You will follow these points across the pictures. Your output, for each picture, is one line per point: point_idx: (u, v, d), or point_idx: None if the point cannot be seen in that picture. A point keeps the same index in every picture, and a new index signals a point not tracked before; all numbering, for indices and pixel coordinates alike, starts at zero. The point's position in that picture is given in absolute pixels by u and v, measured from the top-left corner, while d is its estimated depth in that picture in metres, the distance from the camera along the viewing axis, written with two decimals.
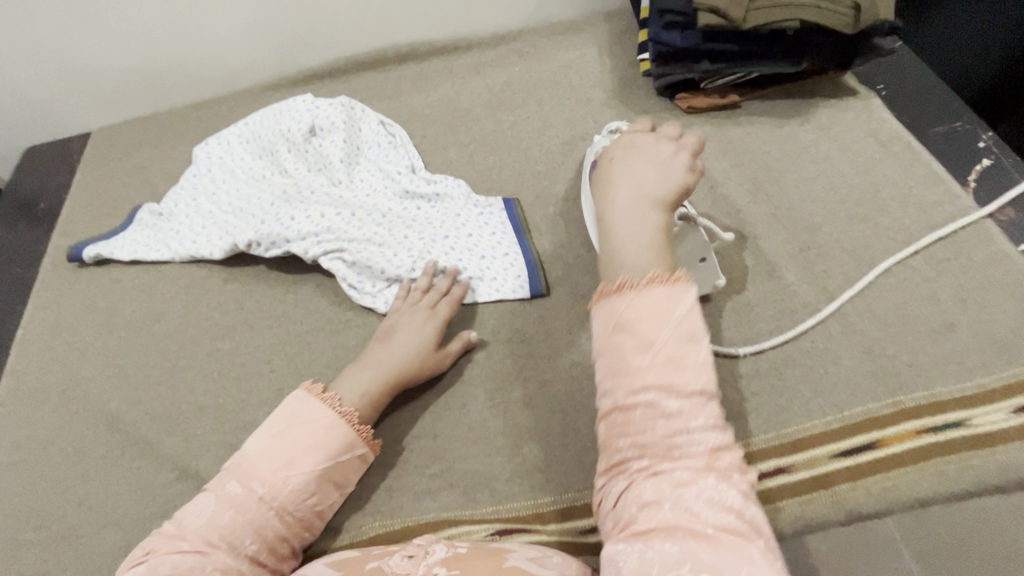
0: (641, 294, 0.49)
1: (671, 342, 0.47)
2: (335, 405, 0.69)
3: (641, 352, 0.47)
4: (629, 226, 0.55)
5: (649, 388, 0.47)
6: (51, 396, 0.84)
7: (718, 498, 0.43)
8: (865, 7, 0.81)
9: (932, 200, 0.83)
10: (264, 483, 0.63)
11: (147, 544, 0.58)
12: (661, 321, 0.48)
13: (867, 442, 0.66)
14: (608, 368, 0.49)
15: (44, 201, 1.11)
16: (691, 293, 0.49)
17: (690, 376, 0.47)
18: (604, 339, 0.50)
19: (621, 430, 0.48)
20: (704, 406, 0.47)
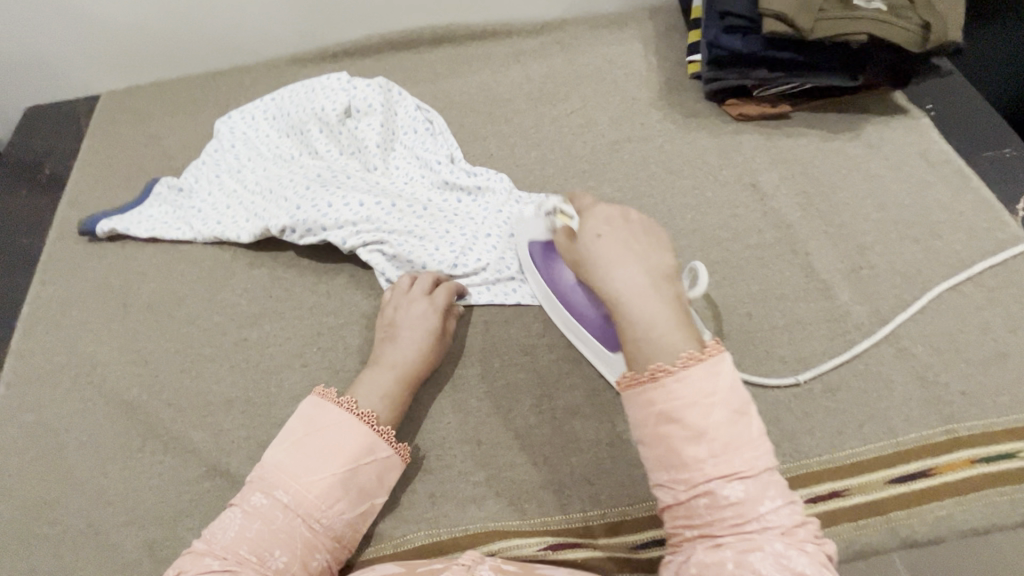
0: (681, 378, 0.46)
1: (723, 425, 0.46)
2: (352, 407, 0.66)
3: (693, 443, 0.45)
4: (642, 292, 0.50)
5: (710, 477, 0.45)
6: (63, 380, 0.79)
7: (787, 566, 0.42)
8: (935, 27, 0.80)
9: (983, 227, 0.83)
10: (288, 491, 0.59)
11: (174, 567, 0.54)
12: (705, 403, 0.46)
13: (922, 469, 0.66)
14: (657, 462, 0.47)
15: (49, 167, 1.04)
16: (728, 365, 0.47)
17: (747, 456, 0.45)
18: (647, 429, 0.47)
19: (685, 519, 0.46)
20: (767, 484, 0.45)
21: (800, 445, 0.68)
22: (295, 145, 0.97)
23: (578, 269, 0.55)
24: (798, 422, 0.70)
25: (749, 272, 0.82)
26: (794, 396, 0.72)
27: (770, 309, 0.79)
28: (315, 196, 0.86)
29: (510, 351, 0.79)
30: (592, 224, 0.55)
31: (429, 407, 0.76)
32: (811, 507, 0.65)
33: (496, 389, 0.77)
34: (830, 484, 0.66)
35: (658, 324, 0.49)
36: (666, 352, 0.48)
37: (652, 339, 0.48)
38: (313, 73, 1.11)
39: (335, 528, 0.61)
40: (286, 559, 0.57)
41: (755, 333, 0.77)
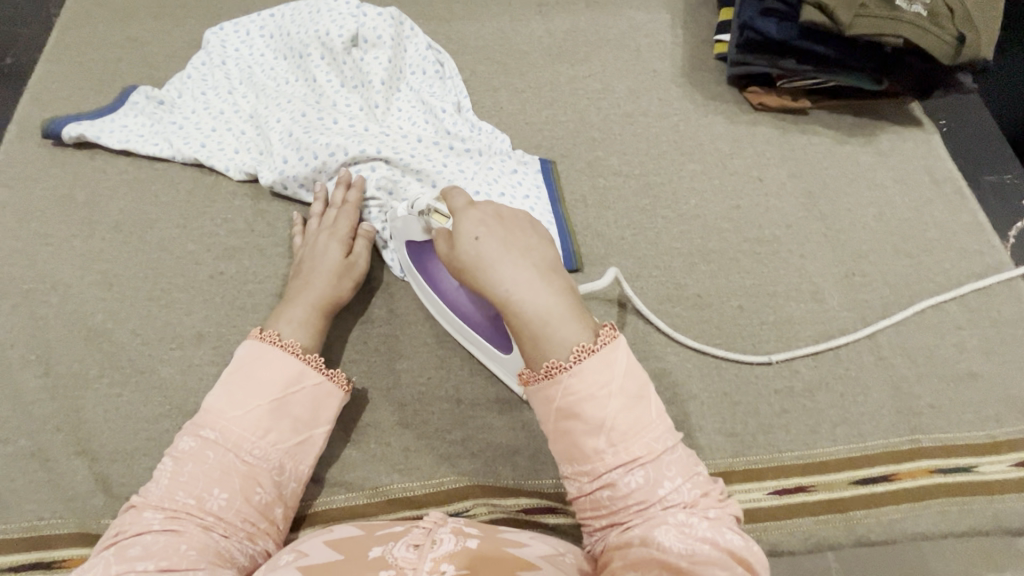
0: (575, 373, 0.47)
1: (620, 413, 0.47)
2: (274, 341, 0.62)
3: (594, 437, 0.47)
4: (529, 285, 0.49)
5: (614, 468, 0.46)
6: (14, 291, 0.73)
7: (687, 530, 0.44)
8: (969, 40, 0.78)
9: (973, 249, 0.85)
10: (216, 428, 0.57)
11: (113, 529, 0.52)
12: (601, 395, 0.47)
13: (884, 474, 0.69)
14: (563, 453, 0.49)
15: (12, 57, 0.94)
16: (621, 347, 0.48)
17: (646, 440, 0.47)
18: (550, 425, 0.49)
19: (596, 508, 0.48)
20: (667, 461, 0.47)
21: (775, 440, 0.70)
22: (292, 69, 0.90)
23: (478, 279, 0.51)
24: (775, 418, 0.71)
25: (746, 266, 0.82)
26: (775, 392, 0.73)
27: (762, 305, 0.79)
28: (309, 130, 0.81)
29: None
30: (482, 211, 0.53)
31: (412, 361, 0.72)
32: (776, 497, 0.68)
33: None
34: (798, 478, 0.68)
35: (555, 331, 0.48)
36: (558, 347, 0.48)
37: (551, 344, 0.48)
38: None
39: (272, 460, 0.59)
40: (225, 496, 0.56)
41: (745, 325, 0.77)
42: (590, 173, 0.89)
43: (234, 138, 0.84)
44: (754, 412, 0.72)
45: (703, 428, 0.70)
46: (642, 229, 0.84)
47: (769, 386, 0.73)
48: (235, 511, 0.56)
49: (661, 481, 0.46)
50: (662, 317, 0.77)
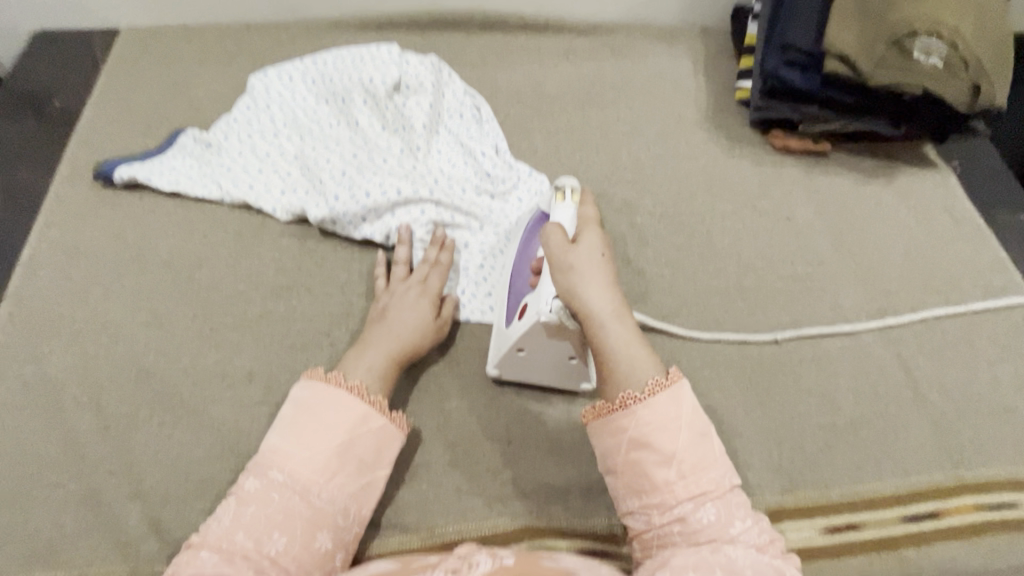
0: (647, 403, 0.55)
1: (658, 408, 0.55)
2: (341, 383, 0.65)
3: (662, 467, 0.54)
4: (612, 316, 0.59)
5: (651, 451, 0.54)
6: (64, 332, 0.73)
7: (735, 568, 0.49)
8: (984, 89, 0.83)
9: (998, 285, 0.87)
10: (283, 470, 0.59)
11: (173, 567, 0.54)
12: (673, 425, 0.55)
13: (930, 510, 0.70)
14: (631, 488, 0.55)
15: (60, 100, 0.97)
16: (686, 389, 0.56)
17: (711, 475, 0.54)
18: (619, 459, 0.56)
19: (631, 489, 0.55)
20: (693, 445, 0.55)
21: (822, 476, 0.71)
22: (334, 113, 0.93)
23: (562, 275, 0.61)
24: (821, 454, 0.72)
25: (781, 302, 0.84)
26: (818, 428, 0.74)
27: (799, 341, 0.81)
28: (359, 172, 0.83)
29: None
30: (584, 241, 0.63)
31: (461, 399, 0.73)
32: (828, 535, 0.67)
33: (528, 389, 0.74)
34: (847, 515, 0.69)
35: (626, 357, 0.58)
36: (630, 379, 0.57)
37: (621, 370, 0.57)
38: (354, 39, 1.06)
39: (335, 503, 0.60)
40: (285, 539, 0.56)
41: (784, 361, 0.79)
42: (625, 213, 0.91)
43: (280, 180, 0.87)
44: (801, 449, 0.72)
45: (751, 465, 0.71)
46: (678, 267, 0.86)
47: (812, 422, 0.74)
48: (293, 554, 0.56)
49: (728, 518, 0.52)
50: (704, 354, 0.79)
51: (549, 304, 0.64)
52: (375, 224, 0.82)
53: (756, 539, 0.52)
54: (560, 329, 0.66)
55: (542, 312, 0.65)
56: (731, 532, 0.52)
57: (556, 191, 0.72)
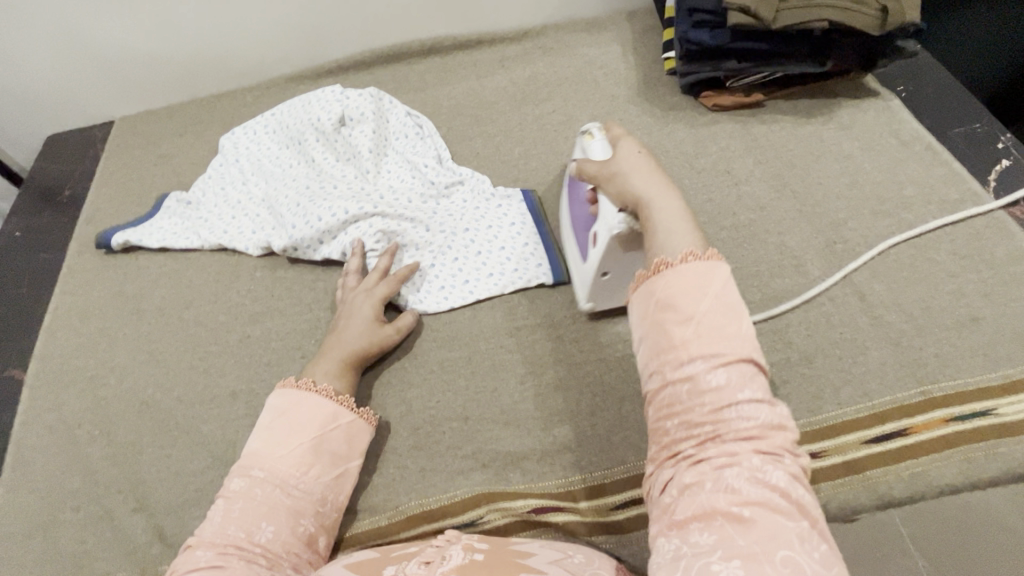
0: (676, 269, 0.48)
1: (710, 313, 0.46)
2: (310, 387, 0.70)
3: (681, 325, 0.46)
4: (667, 234, 0.52)
5: (696, 359, 0.44)
6: (79, 380, 0.84)
7: (761, 477, 0.41)
8: (892, 9, 0.84)
9: (954, 198, 0.85)
10: (264, 467, 0.62)
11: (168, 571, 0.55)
12: (695, 290, 0.46)
13: (897, 429, 0.68)
14: (652, 347, 0.47)
15: (69, 189, 1.12)
16: (722, 269, 0.47)
17: (733, 343, 0.45)
18: (643, 321, 0.48)
19: (669, 408, 0.45)
20: (750, 389, 0.44)
21: None
22: (291, 155, 1.03)
23: (611, 184, 0.62)
24: (776, 389, 0.72)
25: (726, 251, 0.85)
26: (771, 365, 0.74)
27: (745, 284, 0.81)
28: (312, 200, 0.91)
29: (497, 334, 0.81)
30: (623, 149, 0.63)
31: (420, 387, 0.78)
32: None
33: (483, 370, 0.79)
34: (807, 446, 0.68)
35: (666, 232, 0.53)
36: (671, 249, 0.50)
37: (659, 241, 0.52)
38: (310, 88, 1.18)
39: (314, 492, 0.64)
40: (273, 528, 0.59)
41: None
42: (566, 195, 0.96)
43: (249, 221, 0.96)
44: None
45: None
46: None
47: (765, 360, 0.74)
48: (282, 540, 0.60)
49: (744, 391, 0.44)
50: None
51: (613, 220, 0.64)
52: (332, 244, 0.89)
53: (813, 509, 0.41)
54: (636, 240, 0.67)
55: (611, 228, 0.65)
56: (793, 492, 0.41)
57: (585, 134, 0.74)
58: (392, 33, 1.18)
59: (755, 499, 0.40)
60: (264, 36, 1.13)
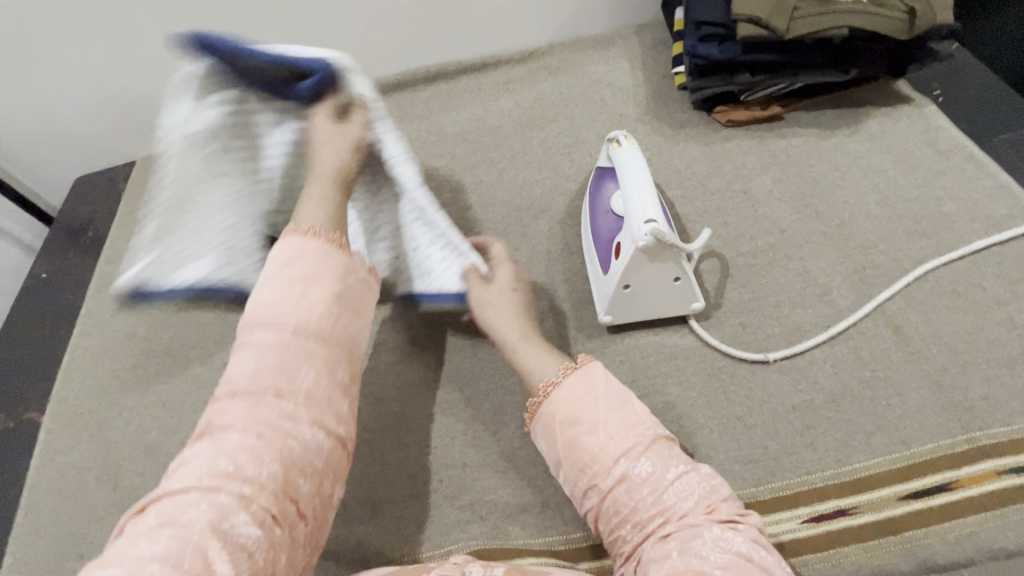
0: (561, 383, 0.63)
1: (607, 413, 0.59)
2: (319, 236, 0.59)
3: (591, 437, 0.58)
4: (536, 357, 0.68)
5: (618, 461, 0.56)
6: (91, 422, 0.86)
7: (721, 543, 0.50)
8: (921, 11, 0.77)
9: (1000, 214, 0.77)
10: (294, 317, 0.53)
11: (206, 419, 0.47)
12: (591, 398, 0.60)
13: (939, 483, 0.61)
14: (576, 468, 0.59)
15: (92, 229, 1.16)
16: (599, 366, 0.62)
17: (641, 432, 0.57)
18: (558, 440, 0.60)
19: (618, 517, 0.56)
20: (668, 458, 0.56)
21: (801, 459, 0.64)
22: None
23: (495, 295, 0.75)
24: (798, 435, 0.66)
25: (743, 280, 0.78)
26: (793, 408, 0.67)
27: (764, 317, 0.75)
28: None
29: (497, 374, 0.78)
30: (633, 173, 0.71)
31: (418, 431, 0.75)
32: (815, 525, 0.60)
33: (482, 413, 0.75)
34: (836, 501, 0.61)
35: (539, 366, 0.67)
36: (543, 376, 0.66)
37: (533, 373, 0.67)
38: None
39: (355, 388, 0.57)
40: (317, 374, 0.52)
41: (750, 342, 0.73)
42: (571, 222, 0.92)
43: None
44: (774, 432, 0.66)
45: (715, 459, 0.65)
46: None
47: (786, 403, 0.68)
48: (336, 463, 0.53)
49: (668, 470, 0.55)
50: (662, 348, 0.74)
51: (640, 230, 0.65)
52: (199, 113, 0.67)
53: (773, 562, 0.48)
54: (662, 249, 0.67)
55: (637, 240, 0.65)
56: (755, 556, 0.49)
57: (612, 142, 0.77)
58: (396, 61, 1.17)
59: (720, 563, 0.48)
60: None
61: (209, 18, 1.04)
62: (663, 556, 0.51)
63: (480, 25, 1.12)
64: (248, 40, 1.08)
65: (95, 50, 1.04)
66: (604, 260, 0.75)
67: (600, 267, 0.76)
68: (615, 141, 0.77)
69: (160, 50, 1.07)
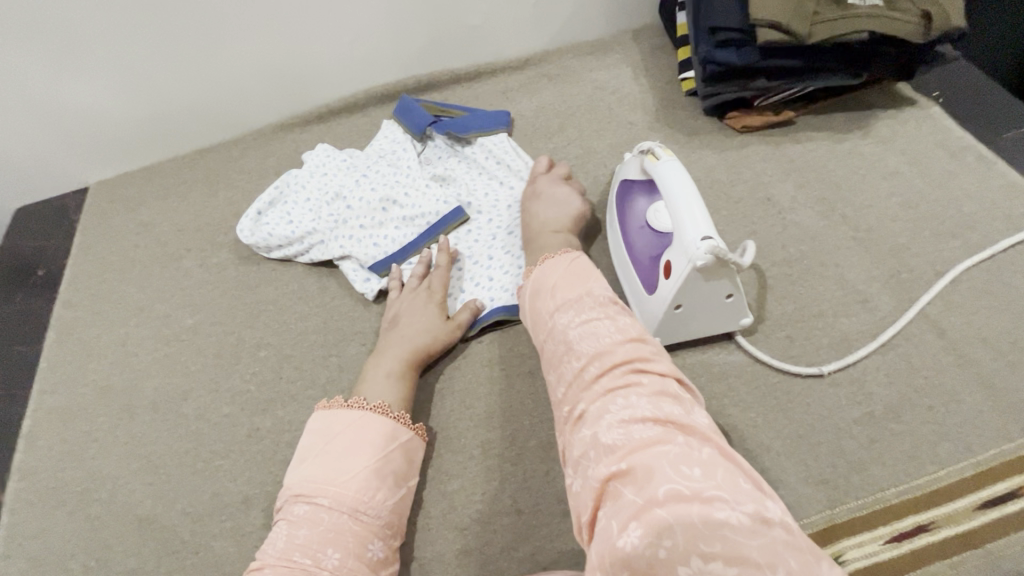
0: (535, 274, 0.67)
1: (565, 299, 0.62)
2: (362, 405, 0.67)
3: (550, 298, 0.63)
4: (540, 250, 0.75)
5: (571, 338, 0.57)
6: (66, 498, 0.74)
7: (641, 419, 0.47)
8: (935, 15, 0.78)
9: (1019, 212, 0.79)
10: (328, 494, 0.60)
11: None
12: (559, 307, 0.61)
13: (1010, 490, 0.61)
14: (553, 348, 0.59)
15: (43, 268, 1.02)
16: (581, 258, 0.66)
17: (595, 322, 0.58)
18: (541, 332, 0.62)
19: (569, 361, 0.57)
20: (616, 339, 0.55)
21: (873, 476, 0.62)
22: (365, 182, 0.91)
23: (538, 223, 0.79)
24: (865, 451, 0.64)
25: (782, 290, 0.77)
26: (855, 422, 0.66)
27: (810, 328, 0.73)
28: (377, 222, 0.87)
29: (540, 407, 0.73)
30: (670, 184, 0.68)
31: (461, 477, 0.69)
32: (897, 545, 0.59)
33: (530, 451, 0.69)
34: (913, 518, 0.60)
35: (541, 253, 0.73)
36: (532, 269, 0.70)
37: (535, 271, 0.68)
38: (301, 137, 1.09)
39: (383, 515, 0.61)
40: (338, 555, 0.57)
41: (800, 354, 0.71)
42: (595, 237, 0.88)
43: (365, 248, 0.87)
44: (842, 449, 0.64)
45: (788, 483, 0.63)
46: None
47: (847, 417, 0.66)
48: (348, 570, 0.57)
49: (613, 351, 0.54)
50: (712, 367, 0.71)
51: (698, 248, 0.61)
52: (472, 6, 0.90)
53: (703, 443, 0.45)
54: (718, 267, 0.63)
55: (694, 259, 0.62)
56: (677, 425, 0.47)
57: (647, 153, 0.73)
58: (385, 71, 1.09)
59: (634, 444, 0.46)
60: (248, 86, 1.04)
61: (174, 27, 0.93)
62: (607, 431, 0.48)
63: (474, 31, 1.07)
64: (220, 51, 0.98)
65: (38, 62, 0.92)
66: (647, 280, 0.71)
67: (644, 287, 0.72)
68: (648, 151, 0.73)
69: (117, 61, 0.95)
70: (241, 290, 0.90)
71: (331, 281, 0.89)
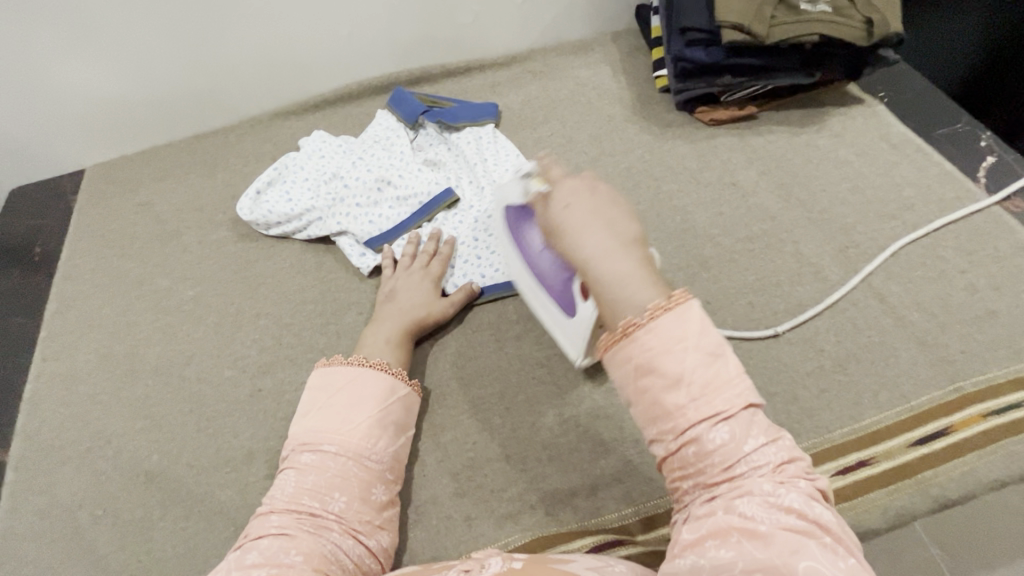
0: (654, 327, 0.46)
1: (698, 369, 0.46)
2: (363, 363, 0.71)
3: (674, 391, 0.46)
4: (630, 277, 0.48)
5: (695, 421, 0.46)
6: (71, 456, 0.76)
7: (773, 501, 0.44)
8: (877, 21, 0.88)
9: (950, 196, 0.89)
10: (333, 442, 0.64)
11: (247, 528, 0.59)
12: (678, 348, 0.46)
13: (940, 429, 0.69)
14: (646, 416, 0.48)
15: (41, 245, 1.04)
16: (695, 309, 0.47)
17: (727, 394, 0.46)
18: (629, 386, 0.48)
19: (680, 470, 0.48)
20: (751, 424, 0.46)
21: (822, 420, 0.70)
22: (362, 164, 0.96)
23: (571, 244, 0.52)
24: (815, 399, 0.72)
25: (744, 264, 0.85)
26: (808, 375, 0.74)
27: (770, 296, 0.81)
28: (372, 201, 0.93)
29: (526, 366, 0.79)
30: None
31: (454, 429, 0.74)
32: (843, 477, 0.67)
33: (517, 405, 0.75)
34: (858, 454, 0.68)
35: (617, 280, 0.48)
36: (629, 307, 0.48)
37: (610, 299, 0.49)
38: (297, 125, 1.14)
39: (385, 461, 0.66)
40: (345, 498, 0.61)
41: (760, 318, 0.79)
42: None
43: (361, 225, 0.92)
44: (796, 398, 0.72)
45: None
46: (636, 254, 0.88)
47: (801, 371, 0.74)
48: (355, 510, 0.62)
49: (746, 438, 0.46)
50: None
51: None
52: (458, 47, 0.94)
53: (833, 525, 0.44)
54: None
55: None
56: (809, 513, 0.44)
57: None
58: (379, 63, 1.15)
59: (770, 525, 0.43)
60: (248, 74, 1.09)
61: (178, 15, 0.97)
62: (708, 512, 0.46)
63: (465, 29, 1.14)
64: (222, 39, 1.03)
65: (47, 44, 0.95)
66: None
67: None
68: None
69: (122, 46, 0.99)
70: (241, 265, 0.94)
71: (328, 256, 0.94)
